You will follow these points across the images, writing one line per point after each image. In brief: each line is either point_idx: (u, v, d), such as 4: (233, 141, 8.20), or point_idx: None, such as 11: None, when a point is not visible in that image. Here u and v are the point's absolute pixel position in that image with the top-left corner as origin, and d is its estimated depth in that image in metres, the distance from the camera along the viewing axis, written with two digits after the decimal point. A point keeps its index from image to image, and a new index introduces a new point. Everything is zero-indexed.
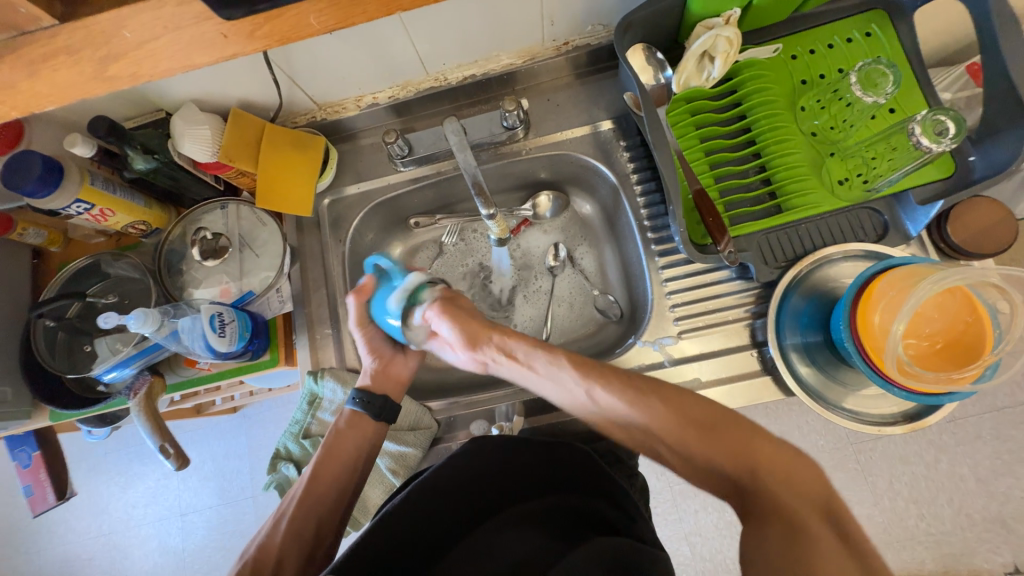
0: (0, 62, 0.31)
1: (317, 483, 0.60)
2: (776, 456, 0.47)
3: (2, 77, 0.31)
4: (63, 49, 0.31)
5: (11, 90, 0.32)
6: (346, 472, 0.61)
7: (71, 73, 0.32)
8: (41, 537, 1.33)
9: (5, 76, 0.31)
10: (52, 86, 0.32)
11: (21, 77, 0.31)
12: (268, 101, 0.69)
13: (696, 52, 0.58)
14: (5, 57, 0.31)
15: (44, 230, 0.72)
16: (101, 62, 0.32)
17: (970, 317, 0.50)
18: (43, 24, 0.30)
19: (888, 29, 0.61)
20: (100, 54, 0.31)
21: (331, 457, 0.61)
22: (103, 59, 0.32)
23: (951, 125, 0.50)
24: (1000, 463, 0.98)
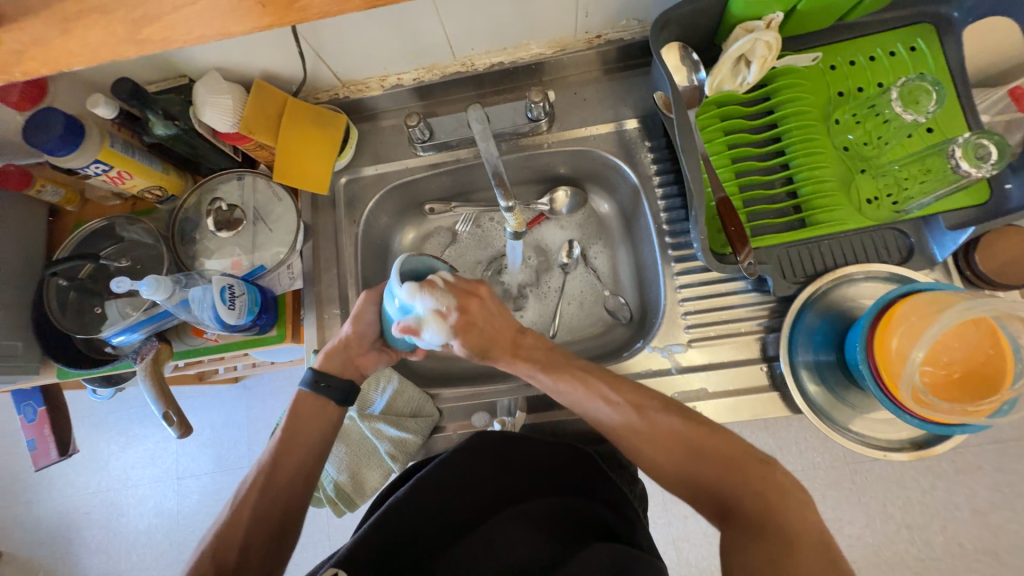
0: (34, 16, 0.30)
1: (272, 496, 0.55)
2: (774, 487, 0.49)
3: (34, 34, 0.31)
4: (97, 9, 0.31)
5: (41, 47, 0.31)
6: (308, 459, 0.58)
7: (103, 34, 0.31)
8: (41, 489, 1.36)
9: (37, 32, 0.31)
10: (82, 46, 0.31)
11: (54, 35, 0.31)
12: (292, 75, 0.68)
13: (733, 55, 0.56)
14: (38, 14, 0.30)
15: (62, 189, 0.72)
16: (134, 24, 0.31)
17: (991, 349, 0.49)
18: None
19: (934, 44, 0.59)
20: (134, 16, 0.31)
21: (293, 457, 0.57)
22: (135, 22, 0.31)
23: (993, 150, 0.49)
24: (998, 496, 0.96)
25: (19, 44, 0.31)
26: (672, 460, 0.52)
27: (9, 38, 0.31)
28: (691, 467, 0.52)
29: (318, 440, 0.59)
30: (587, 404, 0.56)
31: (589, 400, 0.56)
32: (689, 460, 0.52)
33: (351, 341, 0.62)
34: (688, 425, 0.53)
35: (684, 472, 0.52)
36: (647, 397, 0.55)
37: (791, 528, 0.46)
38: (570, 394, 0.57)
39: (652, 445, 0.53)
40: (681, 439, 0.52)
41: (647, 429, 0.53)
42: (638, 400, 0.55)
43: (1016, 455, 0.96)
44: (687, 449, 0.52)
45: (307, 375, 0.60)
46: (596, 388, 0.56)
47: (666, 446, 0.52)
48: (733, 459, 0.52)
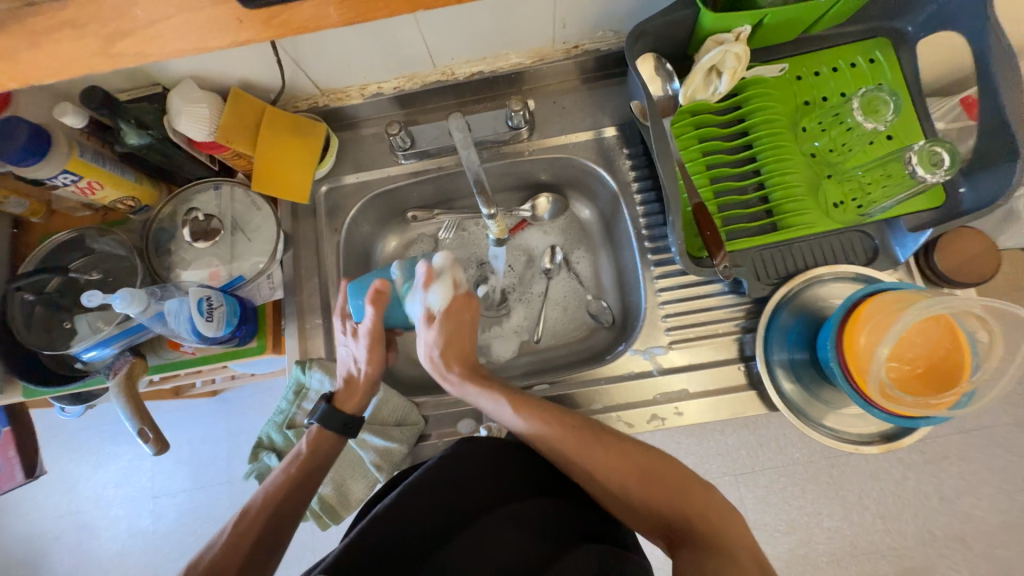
0: (4, 30, 0.30)
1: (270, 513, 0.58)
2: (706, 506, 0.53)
3: (4, 46, 0.30)
4: (70, 23, 0.30)
5: (9, 59, 0.31)
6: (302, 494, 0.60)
7: (75, 47, 0.31)
8: (6, 514, 1.29)
9: (6, 45, 0.30)
10: (53, 59, 0.31)
11: (23, 47, 0.30)
12: (269, 83, 0.67)
13: (704, 67, 0.58)
14: (10, 28, 0.30)
15: (27, 200, 0.70)
16: (107, 38, 0.31)
17: (951, 345, 0.52)
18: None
19: (891, 55, 0.63)
20: (107, 31, 0.31)
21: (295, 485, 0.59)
22: (109, 36, 0.31)
23: (946, 156, 0.52)
24: (965, 484, 1.01)
25: None
26: (624, 484, 0.54)
27: None
28: (636, 491, 0.54)
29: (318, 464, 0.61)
30: (531, 433, 0.57)
31: (534, 431, 0.57)
32: (640, 489, 0.54)
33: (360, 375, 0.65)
34: (631, 449, 0.56)
35: (639, 502, 0.55)
36: (600, 431, 0.56)
37: (728, 546, 0.50)
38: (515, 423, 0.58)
39: (595, 470, 0.55)
40: (632, 467, 0.55)
41: (598, 463, 0.54)
42: (574, 429, 0.56)
43: (980, 444, 1.01)
44: (639, 479, 0.54)
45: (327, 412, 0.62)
46: (540, 425, 0.56)
47: (618, 473, 0.54)
48: (675, 483, 0.55)
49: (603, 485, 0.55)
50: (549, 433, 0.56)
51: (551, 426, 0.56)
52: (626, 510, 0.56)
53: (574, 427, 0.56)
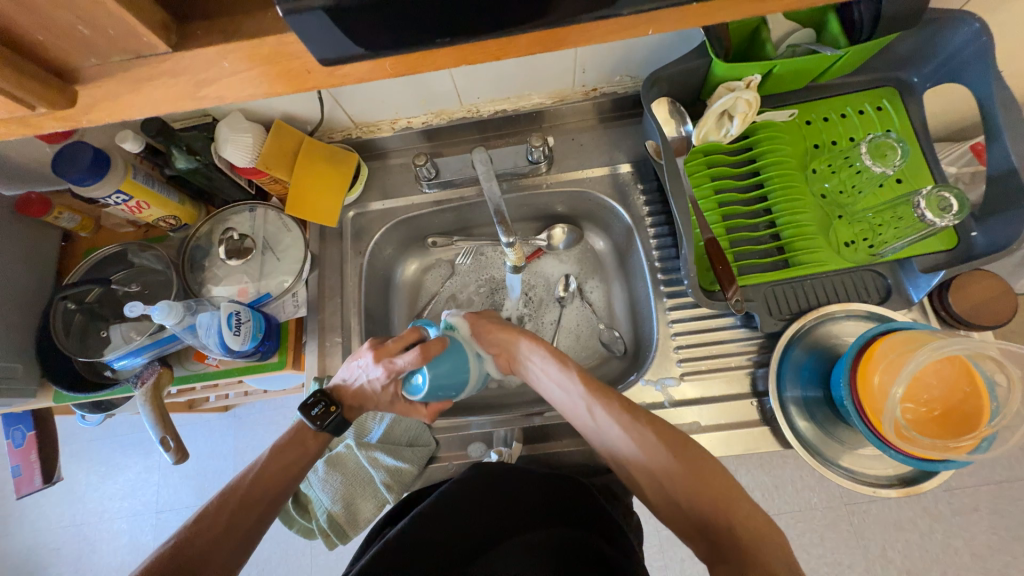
0: (108, 76, 0.34)
1: (262, 486, 0.56)
2: (735, 505, 0.49)
3: (109, 90, 0.34)
4: (167, 72, 0.34)
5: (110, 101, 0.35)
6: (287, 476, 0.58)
7: (166, 91, 0.35)
8: (13, 521, 1.30)
9: (110, 89, 0.34)
10: (146, 101, 0.34)
11: (125, 91, 0.34)
12: (309, 116, 0.73)
13: (717, 111, 0.61)
14: (114, 75, 0.34)
15: (78, 216, 0.75)
16: (195, 84, 0.34)
17: (968, 386, 0.52)
18: (158, 52, 0.33)
19: (899, 104, 0.66)
20: (196, 79, 0.34)
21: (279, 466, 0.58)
22: (198, 83, 0.34)
23: (954, 202, 0.53)
24: (997, 540, 0.96)
25: (90, 98, 0.34)
26: (668, 474, 0.52)
27: (83, 93, 0.34)
28: (680, 483, 0.52)
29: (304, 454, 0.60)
30: (594, 411, 0.57)
31: (595, 408, 0.57)
32: (687, 484, 0.51)
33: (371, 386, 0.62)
34: (667, 433, 0.54)
35: (683, 501, 0.51)
36: (655, 420, 0.56)
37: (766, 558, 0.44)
38: (579, 401, 0.59)
39: (648, 454, 0.54)
40: (672, 456, 0.53)
41: (654, 456, 0.53)
42: (634, 411, 0.56)
43: (1011, 497, 0.97)
44: (682, 469, 0.52)
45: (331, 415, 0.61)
46: (603, 407, 0.57)
47: (665, 461, 0.53)
48: (716, 482, 0.51)
49: (648, 470, 0.54)
50: (613, 417, 0.56)
51: (617, 414, 0.56)
52: (665, 502, 0.53)
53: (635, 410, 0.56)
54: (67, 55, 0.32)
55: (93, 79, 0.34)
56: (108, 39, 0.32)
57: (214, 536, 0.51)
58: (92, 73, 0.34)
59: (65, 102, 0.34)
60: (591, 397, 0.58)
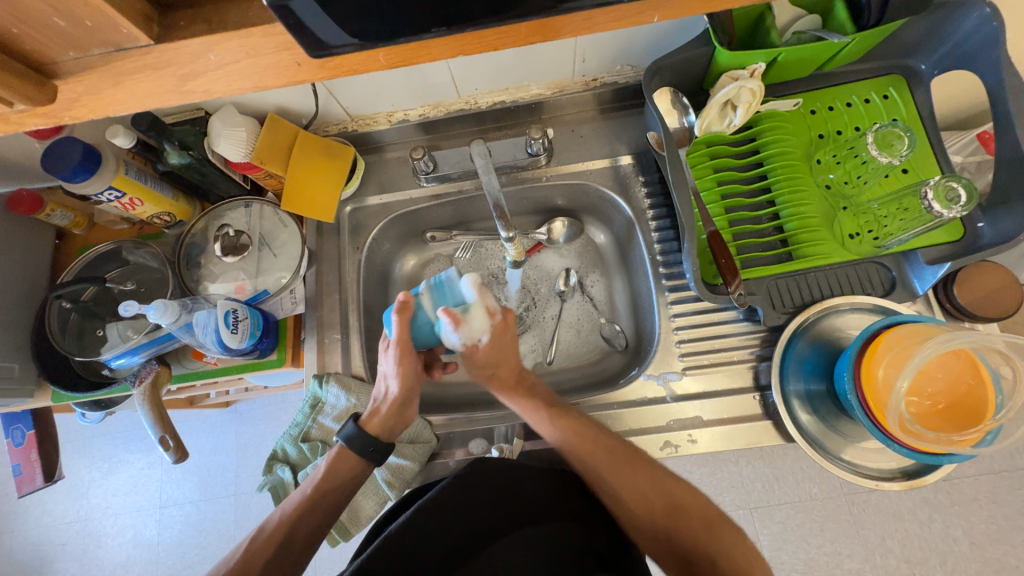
0: (90, 70, 0.33)
1: (304, 521, 0.56)
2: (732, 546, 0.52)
3: (90, 85, 0.33)
4: (150, 65, 0.33)
5: (93, 96, 0.34)
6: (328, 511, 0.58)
7: (151, 85, 0.34)
8: (17, 518, 1.31)
9: (92, 83, 0.33)
10: (131, 95, 0.34)
11: (108, 85, 0.33)
12: (303, 109, 0.71)
13: (719, 100, 0.60)
14: (96, 68, 0.33)
15: (71, 213, 0.74)
16: (181, 78, 0.33)
17: (973, 380, 0.51)
18: (139, 44, 0.32)
19: (905, 92, 0.64)
20: (182, 72, 0.33)
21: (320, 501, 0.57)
22: (184, 76, 0.33)
23: (962, 193, 0.52)
24: (996, 529, 0.96)
25: (72, 92, 0.33)
26: (651, 506, 0.54)
27: (65, 88, 0.33)
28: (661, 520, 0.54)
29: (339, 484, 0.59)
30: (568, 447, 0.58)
31: (570, 444, 0.58)
32: (668, 519, 0.54)
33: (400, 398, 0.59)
34: (666, 479, 0.56)
35: (664, 532, 0.54)
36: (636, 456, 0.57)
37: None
38: (554, 438, 0.59)
39: (625, 488, 0.55)
40: (663, 496, 0.55)
41: (631, 492, 0.55)
42: (620, 452, 0.56)
43: (1011, 486, 0.97)
44: (666, 510, 0.54)
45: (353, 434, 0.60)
46: (587, 450, 0.57)
47: (647, 499, 0.55)
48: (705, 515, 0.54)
49: (630, 509, 0.55)
50: (599, 457, 0.56)
51: (596, 452, 0.56)
52: (649, 538, 0.55)
53: (615, 451, 0.56)
54: (47, 48, 0.31)
55: (73, 73, 0.33)
56: (88, 30, 0.31)
57: (259, 568, 0.53)
58: (74, 66, 0.33)
59: (45, 97, 0.33)
60: (568, 432, 0.58)
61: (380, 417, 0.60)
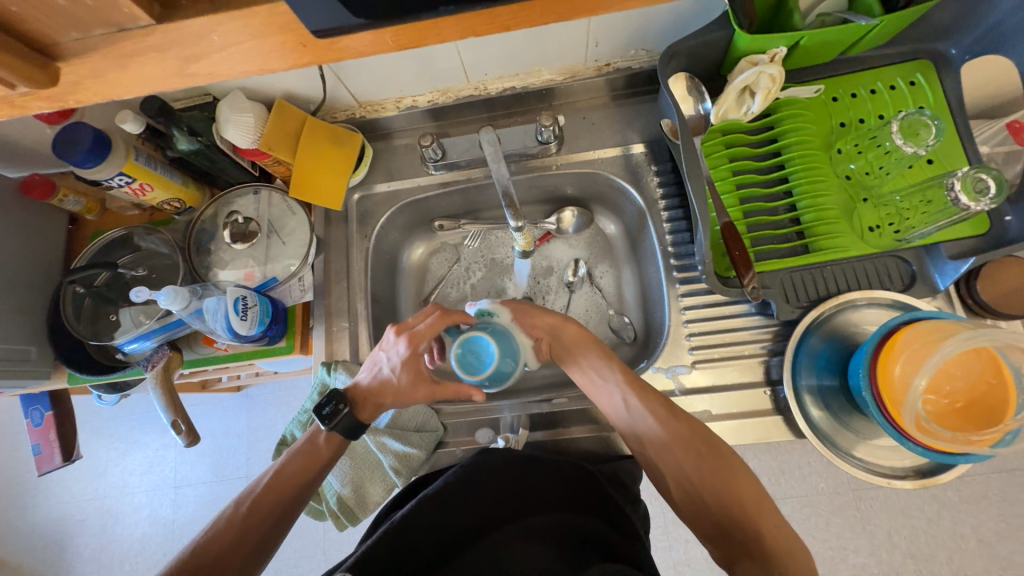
0: (91, 52, 0.32)
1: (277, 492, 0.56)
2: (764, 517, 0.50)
3: (94, 67, 0.33)
4: (152, 47, 0.32)
5: (97, 79, 0.34)
6: (301, 485, 0.57)
7: (155, 68, 0.33)
8: (39, 494, 1.35)
9: (95, 65, 0.33)
10: (134, 79, 0.33)
11: (110, 68, 0.33)
12: (311, 95, 0.70)
13: (738, 87, 0.58)
14: (96, 50, 0.32)
15: (83, 198, 0.74)
16: (184, 60, 0.33)
17: (994, 378, 0.50)
18: (140, 23, 0.31)
19: (933, 79, 0.62)
20: (185, 54, 0.33)
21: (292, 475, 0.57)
22: (187, 58, 0.33)
23: (992, 184, 0.50)
24: (1006, 527, 0.95)
25: (76, 76, 0.33)
26: (697, 467, 0.53)
27: (68, 71, 0.33)
28: (707, 490, 0.52)
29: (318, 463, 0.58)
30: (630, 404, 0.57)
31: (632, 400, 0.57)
32: (716, 484, 0.52)
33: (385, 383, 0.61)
34: (713, 442, 0.54)
35: (707, 497, 0.52)
36: (689, 417, 0.56)
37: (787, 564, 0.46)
38: (616, 394, 0.58)
39: (676, 448, 0.54)
40: (708, 460, 0.53)
41: (685, 453, 0.53)
42: (675, 414, 0.55)
43: (1023, 485, 0.95)
44: (713, 472, 0.52)
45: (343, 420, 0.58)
46: (647, 404, 0.56)
47: (694, 461, 0.53)
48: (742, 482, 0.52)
49: (677, 472, 0.54)
50: (655, 422, 0.55)
51: (653, 407, 0.56)
52: (689, 503, 0.54)
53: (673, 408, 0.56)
54: (48, 29, 0.31)
55: (75, 55, 0.32)
56: (88, 10, 0.30)
57: (228, 543, 0.53)
58: (77, 49, 0.33)
59: (48, 80, 0.33)
60: (628, 388, 0.57)
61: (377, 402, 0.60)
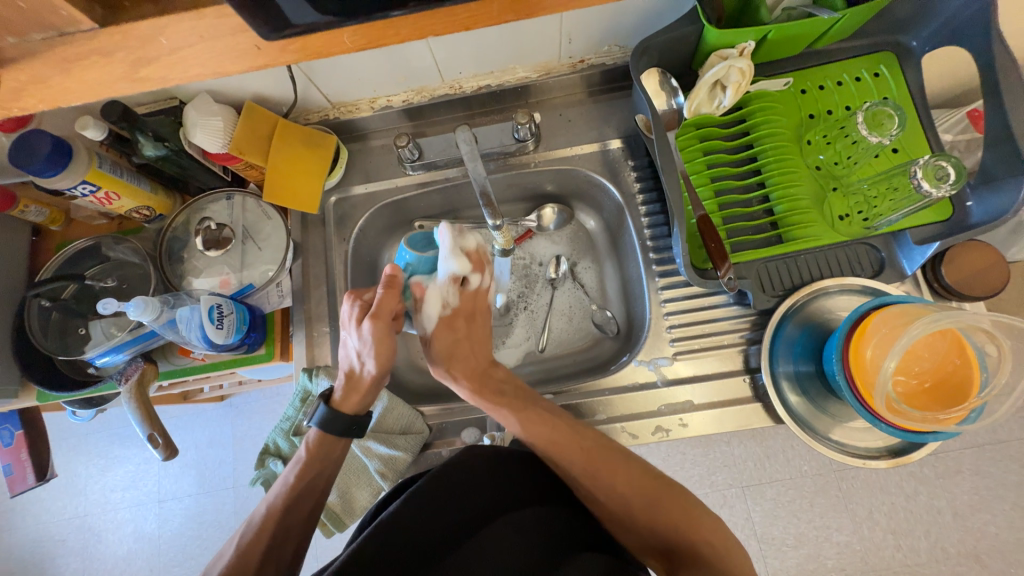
0: (33, 58, 0.32)
1: (289, 512, 0.56)
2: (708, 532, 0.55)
3: (35, 72, 0.33)
4: (98, 51, 0.32)
5: (41, 84, 0.33)
6: (312, 498, 0.58)
7: (102, 73, 0.33)
8: (16, 515, 1.31)
9: (36, 71, 0.32)
10: (79, 84, 0.33)
11: (54, 74, 0.33)
12: (282, 97, 0.69)
13: (708, 81, 0.59)
14: (39, 55, 0.32)
15: (46, 209, 0.72)
16: (133, 64, 0.33)
17: (958, 359, 0.52)
18: (82, 28, 0.32)
19: (896, 70, 0.63)
20: (134, 58, 0.33)
21: (306, 490, 0.58)
22: (135, 62, 0.33)
23: (951, 171, 0.52)
24: (978, 499, 0.99)
25: (18, 82, 0.33)
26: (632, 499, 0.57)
27: (8, 77, 0.33)
28: (641, 511, 0.56)
29: (328, 464, 0.59)
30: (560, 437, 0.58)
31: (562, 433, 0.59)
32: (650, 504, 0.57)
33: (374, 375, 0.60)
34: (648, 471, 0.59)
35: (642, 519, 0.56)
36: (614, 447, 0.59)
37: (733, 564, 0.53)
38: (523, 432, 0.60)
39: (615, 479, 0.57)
40: (640, 484, 0.57)
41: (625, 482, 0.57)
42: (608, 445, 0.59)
43: (992, 458, 1.00)
44: (646, 499, 0.57)
45: (328, 416, 0.59)
46: (579, 445, 0.58)
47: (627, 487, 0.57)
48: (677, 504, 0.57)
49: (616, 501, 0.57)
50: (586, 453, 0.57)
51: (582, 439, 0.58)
52: (628, 527, 0.57)
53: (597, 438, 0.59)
54: None
55: (14, 61, 0.32)
56: (23, 13, 0.30)
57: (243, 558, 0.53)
58: (18, 54, 0.32)
59: None
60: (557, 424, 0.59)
61: (357, 395, 0.60)
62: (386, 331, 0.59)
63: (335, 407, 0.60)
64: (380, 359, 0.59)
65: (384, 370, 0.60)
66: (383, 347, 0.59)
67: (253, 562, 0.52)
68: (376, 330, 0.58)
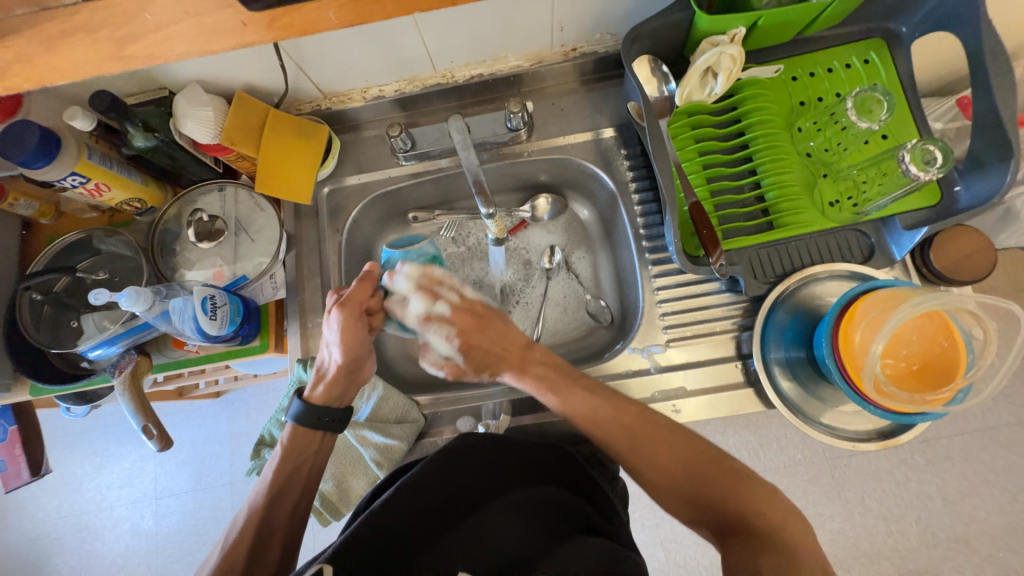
0: (17, 36, 0.32)
1: (277, 500, 0.57)
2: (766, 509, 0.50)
3: (19, 51, 0.33)
4: (82, 28, 0.33)
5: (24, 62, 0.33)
6: (300, 487, 0.58)
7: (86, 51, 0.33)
8: (11, 513, 1.31)
9: (20, 48, 0.32)
10: (63, 62, 0.33)
11: (38, 52, 0.32)
12: (273, 87, 0.69)
13: (700, 68, 0.59)
14: (23, 32, 0.32)
15: (36, 202, 0.71)
16: (119, 41, 0.33)
17: (945, 341, 0.52)
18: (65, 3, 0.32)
19: (887, 56, 0.64)
20: (120, 34, 0.33)
21: (293, 478, 0.58)
22: (121, 39, 0.33)
23: (939, 154, 0.52)
24: (967, 484, 1.01)
25: (3, 61, 0.33)
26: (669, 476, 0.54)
27: None
28: (678, 483, 0.54)
29: (312, 454, 0.60)
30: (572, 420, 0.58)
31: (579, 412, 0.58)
32: (695, 483, 0.53)
33: (347, 365, 0.60)
34: (689, 451, 0.55)
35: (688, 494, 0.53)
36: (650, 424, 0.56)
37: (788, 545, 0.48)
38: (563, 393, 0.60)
39: (658, 454, 0.55)
40: (679, 462, 0.54)
41: (663, 460, 0.54)
42: (643, 421, 0.56)
43: (982, 444, 1.01)
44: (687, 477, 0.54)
45: (303, 410, 0.59)
46: (598, 429, 0.56)
47: (666, 466, 0.54)
48: (723, 475, 0.53)
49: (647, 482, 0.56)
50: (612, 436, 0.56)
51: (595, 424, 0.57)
52: (670, 498, 0.55)
53: (618, 406, 0.57)
54: None
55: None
56: None
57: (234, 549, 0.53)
58: (3, 31, 0.32)
59: None
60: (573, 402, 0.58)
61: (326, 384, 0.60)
62: (355, 311, 0.60)
63: (310, 400, 0.60)
64: (348, 345, 0.59)
65: (356, 357, 0.60)
66: (354, 331, 0.59)
67: (243, 553, 0.53)
68: (348, 309, 0.60)
